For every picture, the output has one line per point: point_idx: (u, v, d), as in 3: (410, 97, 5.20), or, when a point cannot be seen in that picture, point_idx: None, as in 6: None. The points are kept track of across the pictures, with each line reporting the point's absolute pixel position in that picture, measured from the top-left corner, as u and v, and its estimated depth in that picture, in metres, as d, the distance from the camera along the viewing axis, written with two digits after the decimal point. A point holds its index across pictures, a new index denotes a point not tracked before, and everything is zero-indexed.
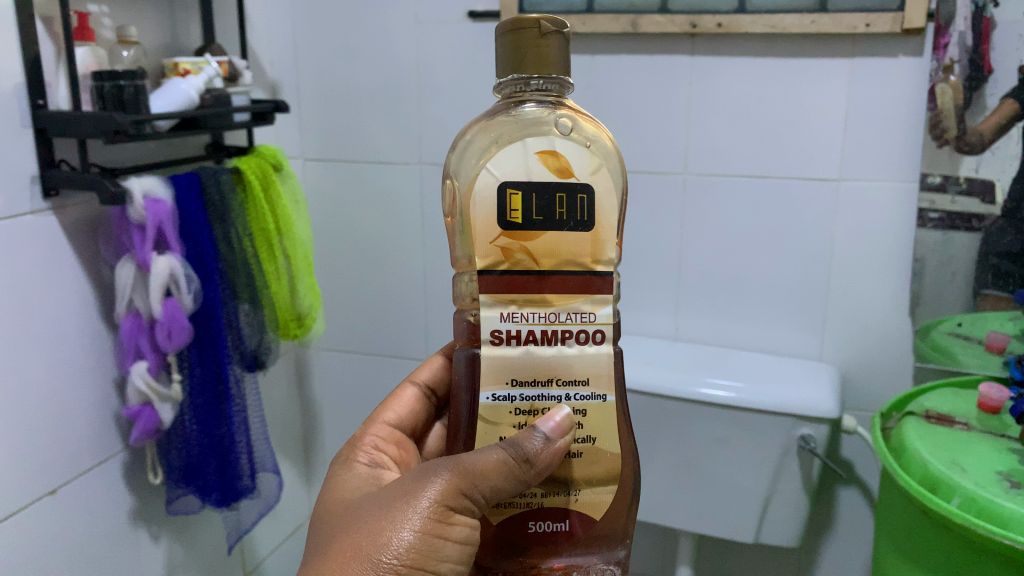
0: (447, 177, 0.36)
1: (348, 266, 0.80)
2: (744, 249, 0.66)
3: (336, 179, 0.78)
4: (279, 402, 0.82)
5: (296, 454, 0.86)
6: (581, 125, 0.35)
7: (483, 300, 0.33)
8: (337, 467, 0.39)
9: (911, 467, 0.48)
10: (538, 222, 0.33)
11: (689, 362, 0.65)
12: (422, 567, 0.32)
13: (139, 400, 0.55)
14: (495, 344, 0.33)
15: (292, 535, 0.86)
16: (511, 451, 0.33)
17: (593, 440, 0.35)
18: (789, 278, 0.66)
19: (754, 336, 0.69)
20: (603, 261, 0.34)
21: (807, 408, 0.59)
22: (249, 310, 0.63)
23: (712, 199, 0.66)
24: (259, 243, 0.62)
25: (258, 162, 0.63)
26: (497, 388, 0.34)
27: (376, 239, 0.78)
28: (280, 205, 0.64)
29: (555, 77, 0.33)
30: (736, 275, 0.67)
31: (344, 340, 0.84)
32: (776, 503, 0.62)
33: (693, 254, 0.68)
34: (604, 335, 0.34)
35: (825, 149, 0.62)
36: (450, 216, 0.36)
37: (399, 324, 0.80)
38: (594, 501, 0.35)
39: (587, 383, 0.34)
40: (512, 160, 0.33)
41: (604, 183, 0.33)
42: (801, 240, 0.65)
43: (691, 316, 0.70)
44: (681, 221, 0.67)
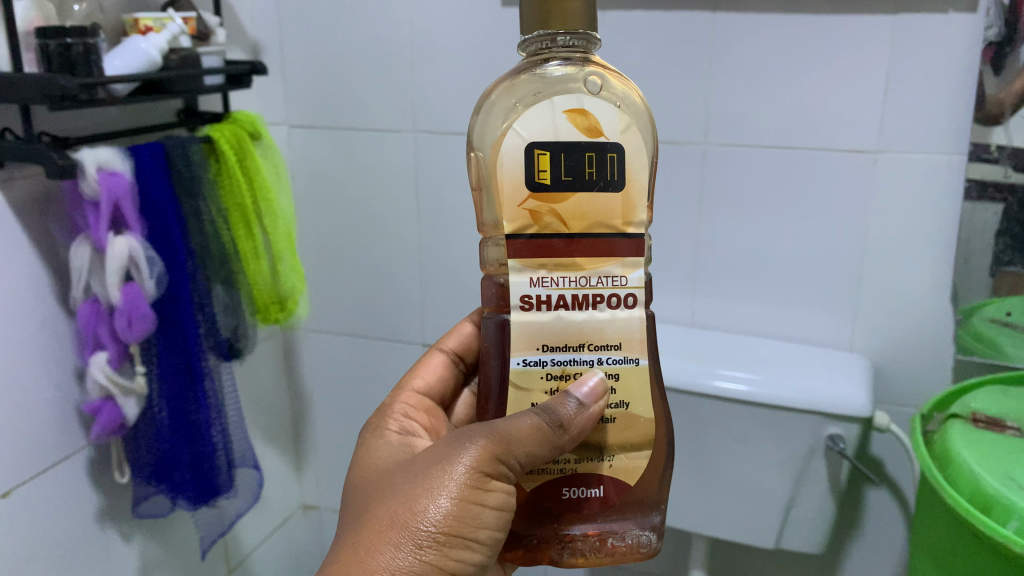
0: (472, 147, 0.35)
1: (335, 251, 0.78)
2: (762, 229, 0.62)
3: (329, 165, 0.75)
4: (267, 376, 0.82)
5: (285, 441, 0.87)
6: (611, 82, 0.33)
7: (512, 265, 0.33)
8: (368, 435, 0.39)
9: (959, 483, 0.42)
10: (568, 183, 0.32)
11: (708, 349, 0.62)
12: (460, 535, 0.32)
13: (100, 395, 0.53)
14: (525, 310, 0.33)
15: (280, 526, 0.87)
16: (547, 415, 0.33)
17: (626, 405, 0.34)
18: (808, 257, 0.62)
19: (772, 321, 0.64)
20: (634, 223, 0.33)
21: (839, 406, 0.55)
22: (224, 292, 0.62)
23: (728, 175, 0.62)
24: (235, 219, 0.61)
25: (233, 129, 0.61)
26: (527, 354, 0.33)
27: (365, 229, 0.76)
28: (257, 177, 0.61)
29: (580, 31, 0.31)
30: (753, 255, 0.63)
31: (335, 322, 0.81)
32: (799, 507, 0.59)
33: (708, 234, 0.64)
34: (636, 299, 0.33)
35: (852, 117, 0.57)
36: (477, 187, 0.35)
37: (394, 308, 0.78)
38: (628, 467, 0.35)
39: (620, 348, 0.34)
40: (539, 118, 0.32)
41: (635, 141, 0.33)
42: (825, 214, 0.60)
43: (708, 301, 0.66)
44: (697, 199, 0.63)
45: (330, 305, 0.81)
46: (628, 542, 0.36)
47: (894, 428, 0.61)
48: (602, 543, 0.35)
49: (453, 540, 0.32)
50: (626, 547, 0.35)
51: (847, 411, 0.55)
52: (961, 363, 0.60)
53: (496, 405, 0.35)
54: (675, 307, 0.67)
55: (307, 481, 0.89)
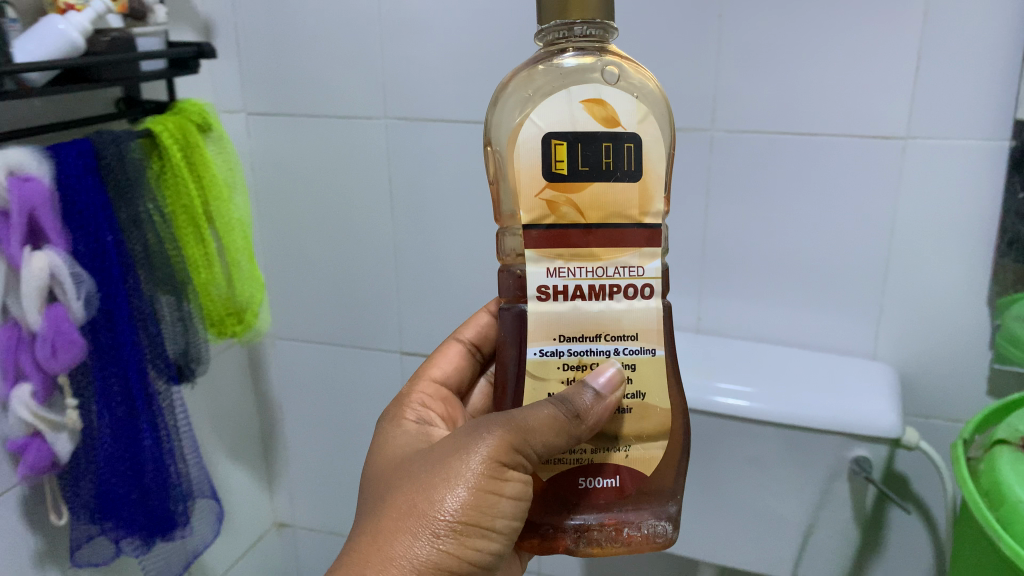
0: (488, 143, 0.35)
1: (301, 253, 0.73)
2: (775, 225, 0.59)
3: (292, 159, 0.69)
4: (228, 393, 0.77)
5: (253, 458, 0.83)
6: (629, 73, 0.33)
7: (529, 255, 0.33)
8: (386, 424, 0.39)
9: (1017, 526, 0.38)
10: (585, 174, 0.32)
11: (716, 363, 0.58)
12: (477, 524, 0.33)
13: (24, 432, 0.50)
14: (542, 300, 0.33)
15: (248, 551, 0.84)
16: (564, 405, 0.33)
17: (643, 395, 0.35)
18: (823, 256, 0.59)
19: (784, 325, 0.62)
20: (651, 213, 0.33)
21: (866, 426, 0.51)
22: (174, 302, 0.59)
23: (737, 168, 0.59)
24: (183, 223, 0.57)
25: (178, 121, 0.57)
26: (544, 344, 0.34)
27: (332, 232, 0.71)
28: (207, 176, 0.58)
29: (598, 22, 0.32)
30: (764, 256, 0.61)
31: (315, 330, 0.76)
32: (820, 533, 0.55)
33: (714, 231, 0.61)
34: (652, 289, 0.33)
35: (878, 102, 0.54)
36: (495, 181, 0.35)
37: (374, 313, 0.73)
38: (645, 457, 0.35)
39: (636, 338, 0.34)
40: (557, 108, 0.32)
41: (652, 131, 0.32)
42: (842, 210, 0.57)
43: (714, 304, 0.64)
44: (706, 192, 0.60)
45: (301, 311, 0.76)
46: (643, 532, 0.36)
47: (924, 445, 0.55)
48: (618, 533, 0.35)
49: (470, 529, 0.33)
50: (642, 537, 0.36)
51: (879, 433, 0.51)
52: (997, 371, 0.58)
53: (512, 395, 0.35)
54: (681, 308, 0.64)
55: (279, 498, 0.86)
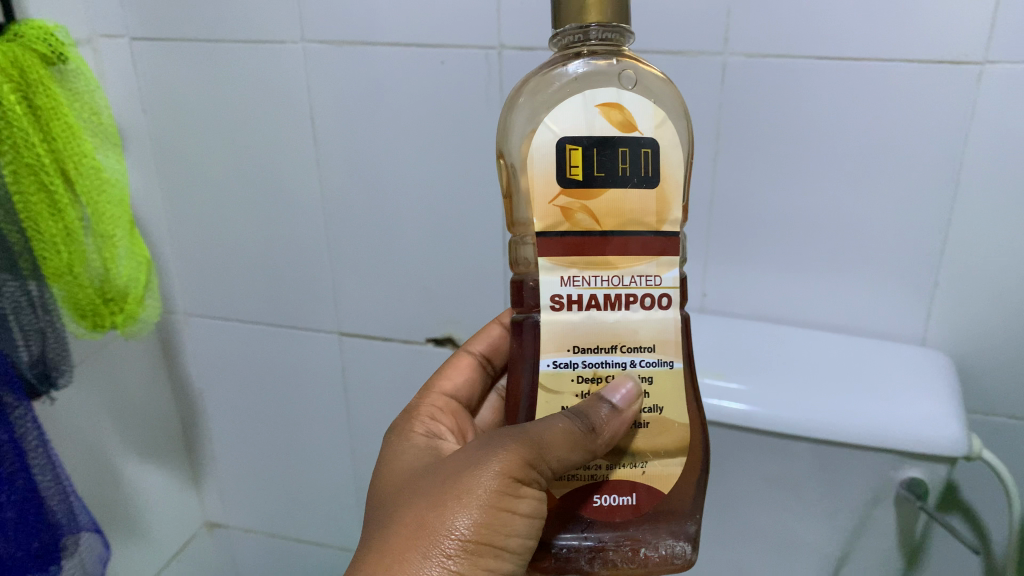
0: (500, 155, 0.34)
1: (212, 215, 0.61)
2: (793, 176, 0.49)
3: (190, 95, 0.56)
4: (138, 387, 0.67)
5: (173, 457, 0.74)
6: (646, 77, 0.32)
7: (543, 264, 0.32)
8: (395, 437, 0.38)
9: None
10: (601, 180, 0.31)
11: (724, 357, 0.50)
12: (490, 544, 0.31)
13: None
14: (556, 310, 0.32)
15: (178, 556, 0.76)
16: (579, 419, 0.32)
17: (660, 409, 0.34)
18: (846, 215, 0.49)
19: (800, 295, 0.53)
20: (669, 221, 0.32)
21: (914, 428, 0.45)
22: (16, 286, 0.47)
23: (749, 112, 0.48)
24: (30, 185, 0.46)
25: (12, 51, 0.45)
26: (559, 355, 0.32)
27: (249, 193, 0.58)
28: (57, 127, 0.47)
29: (614, 26, 0.31)
30: (778, 219, 0.50)
31: (239, 307, 0.64)
32: (854, 562, 0.50)
33: (713, 184, 0.50)
34: (670, 299, 0.32)
35: (944, 10, 0.42)
36: (508, 191, 0.34)
37: (299, 288, 0.61)
38: (662, 474, 0.34)
39: (653, 350, 0.33)
40: (573, 112, 0.31)
41: (669, 136, 0.32)
42: (876, 161, 0.47)
43: (719, 274, 0.54)
44: (715, 142, 0.49)
45: (225, 289, 0.64)
46: (661, 553, 0.35)
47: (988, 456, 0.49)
48: (635, 553, 0.34)
49: (482, 549, 0.31)
50: (659, 557, 0.34)
51: (933, 453, 0.45)
52: None
53: (525, 410, 0.34)
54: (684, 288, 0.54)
55: (209, 497, 0.78)
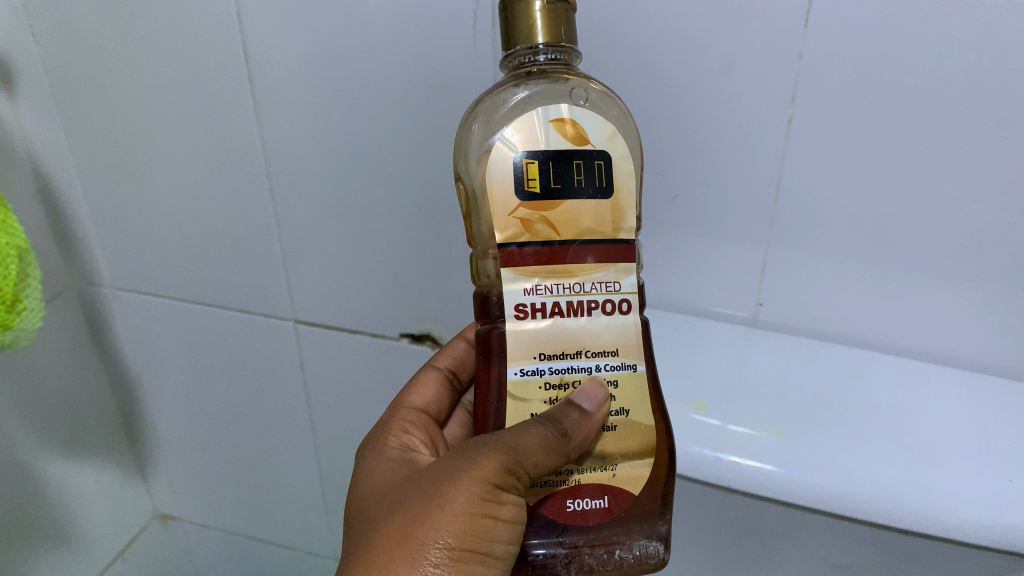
0: (458, 179, 0.35)
1: (131, 178, 0.57)
2: (861, 187, 0.40)
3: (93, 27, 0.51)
4: (64, 372, 0.66)
5: (109, 443, 0.74)
6: (595, 93, 0.34)
7: (506, 275, 0.33)
8: (369, 452, 0.38)
9: None
10: (558, 191, 0.32)
11: (781, 401, 0.40)
12: (476, 550, 0.32)
13: None
14: (519, 319, 0.33)
15: (132, 543, 0.79)
16: (552, 424, 0.32)
17: (626, 411, 0.35)
18: (922, 227, 0.40)
19: (878, 317, 0.44)
20: (624, 229, 0.34)
21: None
22: None
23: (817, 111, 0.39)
24: None
25: None
26: (525, 363, 0.33)
27: (169, 158, 0.55)
28: None
29: (563, 45, 0.32)
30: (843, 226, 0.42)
31: (166, 281, 0.62)
32: None
33: (762, 181, 0.42)
34: (630, 304, 0.34)
35: None
36: (468, 209, 0.35)
37: (232, 272, 0.59)
38: (632, 476, 0.35)
39: (617, 354, 0.34)
40: (527, 129, 0.32)
41: (620, 148, 0.33)
42: (982, 159, 0.38)
43: (775, 280, 0.45)
44: (779, 150, 0.41)
45: (154, 265, 0.61)
46: (635, 553, 0.35)
47: None
48: (610, 555, 0.35)
49: (468, 556, 0.32)
50: (634, 559, 0.35)
51: None
52: None
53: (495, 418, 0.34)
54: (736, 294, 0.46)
55: (158, 490, 0.80)
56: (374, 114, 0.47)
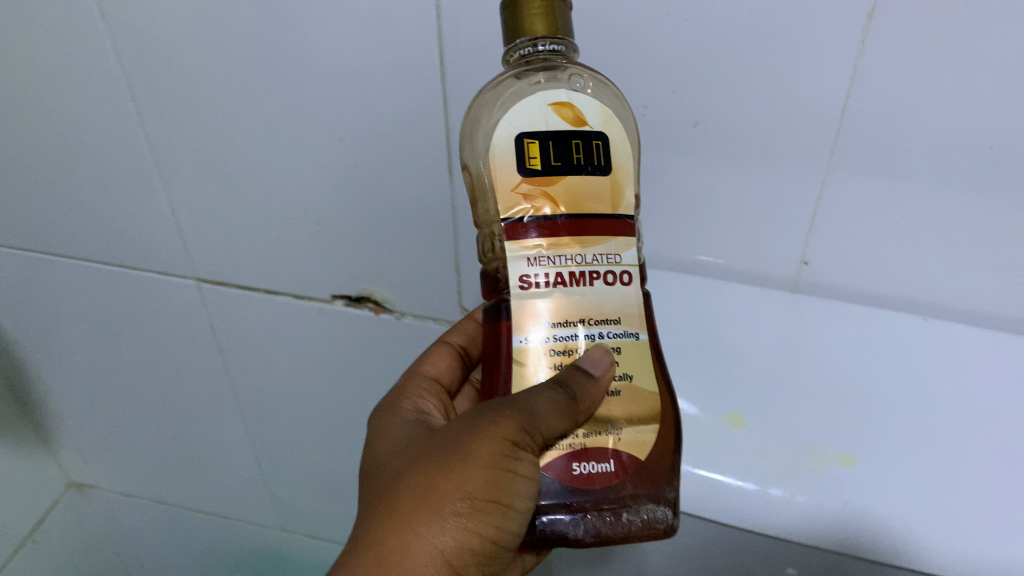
0: (463, 167, 0.38)
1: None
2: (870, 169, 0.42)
3: None
4: None
5: (7, 418, 0.82)
6: (592, 79, 0.36)
7: (509, 247, 0.35)
8: (386, 415, 0.41)
9: None
10: (558, 169, 0.35)
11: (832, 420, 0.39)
12: (498, 502, 0.34)
13: None
14: (524, 289, 0.35)
15: (49, 511, 0.90)
16: (562, 388, 0.34)
17: (630, 377, 0.37)
18: (892, 174, 0.42)
19: (791, 240, 0.46)
20: (622, 206, 0.36)
21: None
22: None
23: (876, 76, 0.39)
24: None
25: None
26: (530, 331, 0.35)
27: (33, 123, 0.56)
28: None
29: (561, 38, 0.34)
30: (772, 168, 0.43)
31: (46, 243, 0.64)
32: None
33: (753, 135, 0.42)
34: (630, 276, 0.36)
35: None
36: (474, 194, 0.38)
37: (117, 238, 0.61)
38: (637, 441, 0.37)
39: (619, 323, 0.36)
40: (528, 114, 0.35)
41: (616, 131, 0.36)
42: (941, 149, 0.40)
43: (821, 238, 0.45)
44: (837, 121, 0.41)
45: (33, 231, 0.64)
46: (643, 518, 0.36)
47: None
48: (618, 518, 0.36)
49: (490, 507, 0.34)
50: (642, 522, 0.36)
51: None
52: None
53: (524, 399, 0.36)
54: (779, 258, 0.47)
55: (67, 461, 0.90)
56: (369, 101, 0.46)
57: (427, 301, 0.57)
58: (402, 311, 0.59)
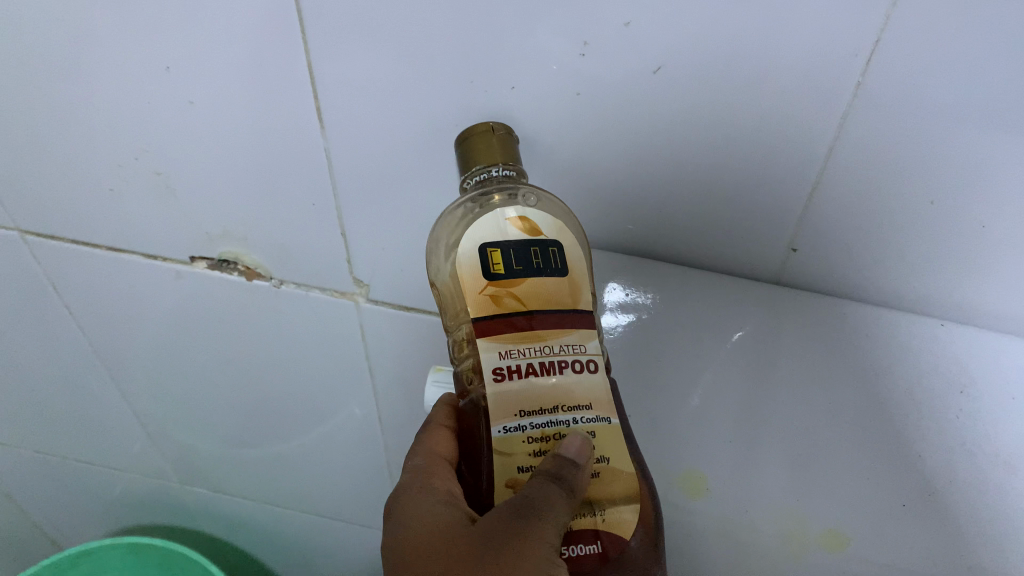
0: (432, 284, 0.40)
1: None
2: (851, 189, 0.37)
3: None
4: None
5: None
6: (545, 197, 0.39)
7: (481, 343, 0.37)
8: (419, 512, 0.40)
9: None
10: (519, 271, 0.37)
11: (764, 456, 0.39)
12: None
13: None
14: (498, 380, 0.36)
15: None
16: (560, 482, 0.34)
17: (608, 460, 0.37)
18: (862, 192, 0.37)
19: (733, 230, 0.41)
20: (582, 303, 0.38)
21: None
22: None
23: (917, 46, 0.31)
24: None
25: None
26: (507, 421, 0.36)
27: None
28: None
29: (513, 163, 0.37)
30: (701, 133, 0.36)
31: None
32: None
33: (721, 98, 0.35)
34: (596, 363, 0.38)
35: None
36: (443, 308, 0.40)
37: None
38: (621, 521, 0.36)
39: (591, 408, 0.37)
40: (490, 226, 0.37)
41: (569, 238, 0.39)
42: (917, 189, 0.36)
43: (818, 230, 0.40)
44: (845, 101, 0.34)
45: None
46: None
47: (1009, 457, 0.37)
48: None
49: None
50: None
51: None
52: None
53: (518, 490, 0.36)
54: (763, 250, 0.42)
55: None
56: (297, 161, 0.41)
57: (322, 278, 0.49)
58: (280, 278, 0.50)
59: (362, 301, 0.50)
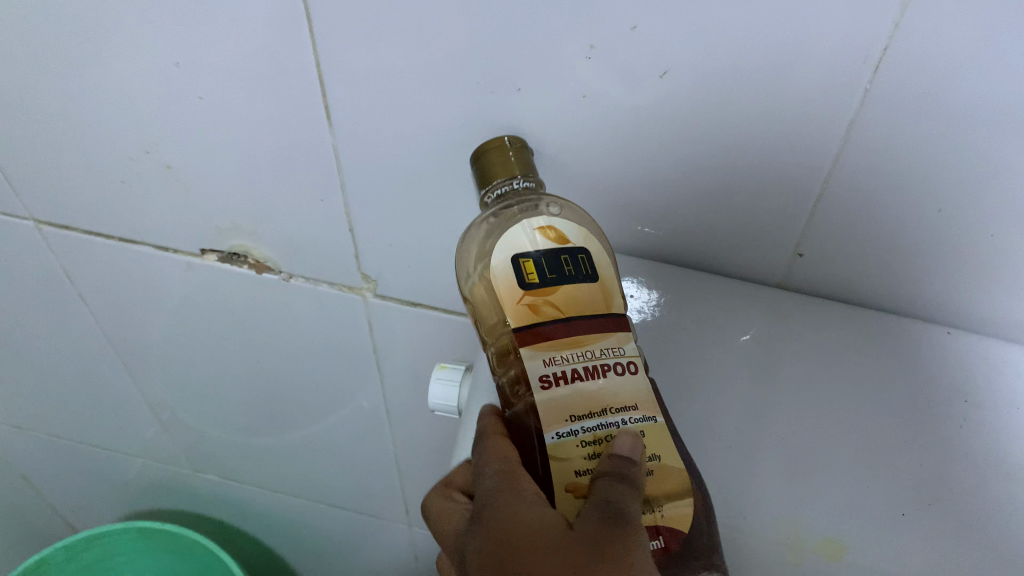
0: (467, 301, 0.42)
1: None
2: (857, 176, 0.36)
3: None
4: None
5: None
6: (567, 205, 0.40)
7: (525, 352, 0.36)
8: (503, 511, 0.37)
9: None
10: (553, 279, 0.37)
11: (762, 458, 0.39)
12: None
13: None
14: (544, 388, 0.36)
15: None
16: (624, 481, 0.33)
17: (658, 457, 0.35)
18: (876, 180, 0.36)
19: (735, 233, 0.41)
20: (615, 306, 0.39)
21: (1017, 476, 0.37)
22: None
23: (945, 34, 0.30)
24: None
25: None
26: (559, 427, 0.35)
27: None
28: None
29: (531, 175, 0.39)
30: (701, 131, 0.36)
31: None
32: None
33: (728, 88, 0.34)
34: (637, 365, 0.37)
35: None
36: (479, 323, 0.41)
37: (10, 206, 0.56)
38: (681, 516, 0.35)
39: (637, 408, 0.36)
40: (520, 238, 0.38)
41: (595, 244, 0.39)
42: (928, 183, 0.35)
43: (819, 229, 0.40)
44: (865, 81, 0.32)
45: None
46: None
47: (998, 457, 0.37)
48: None
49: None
50: None
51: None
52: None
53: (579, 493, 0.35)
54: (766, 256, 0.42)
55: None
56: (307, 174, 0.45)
57: (330, 272, 0.53)
58: (288, 272, 0.54)
59: (368, 295, 0.54)
